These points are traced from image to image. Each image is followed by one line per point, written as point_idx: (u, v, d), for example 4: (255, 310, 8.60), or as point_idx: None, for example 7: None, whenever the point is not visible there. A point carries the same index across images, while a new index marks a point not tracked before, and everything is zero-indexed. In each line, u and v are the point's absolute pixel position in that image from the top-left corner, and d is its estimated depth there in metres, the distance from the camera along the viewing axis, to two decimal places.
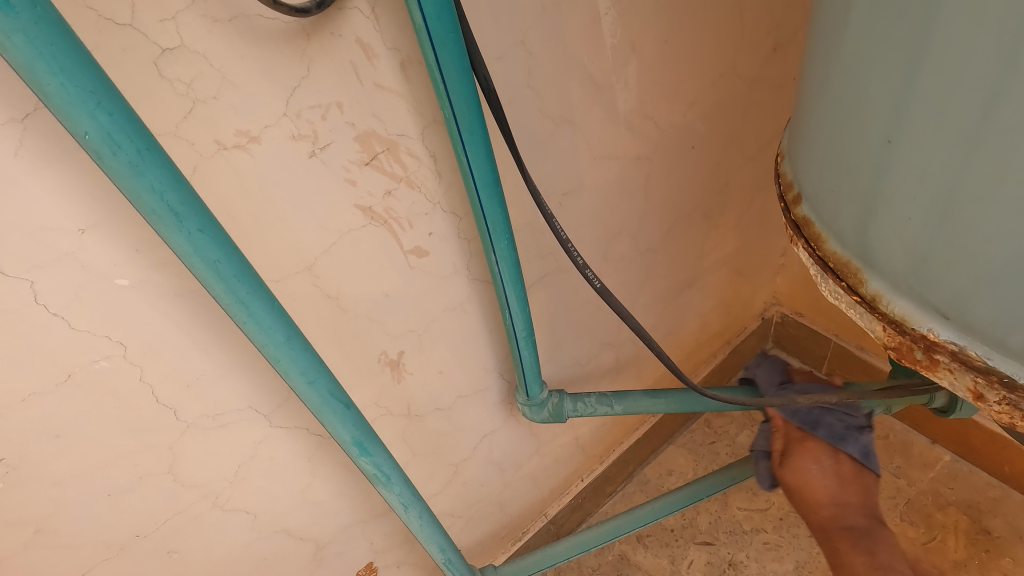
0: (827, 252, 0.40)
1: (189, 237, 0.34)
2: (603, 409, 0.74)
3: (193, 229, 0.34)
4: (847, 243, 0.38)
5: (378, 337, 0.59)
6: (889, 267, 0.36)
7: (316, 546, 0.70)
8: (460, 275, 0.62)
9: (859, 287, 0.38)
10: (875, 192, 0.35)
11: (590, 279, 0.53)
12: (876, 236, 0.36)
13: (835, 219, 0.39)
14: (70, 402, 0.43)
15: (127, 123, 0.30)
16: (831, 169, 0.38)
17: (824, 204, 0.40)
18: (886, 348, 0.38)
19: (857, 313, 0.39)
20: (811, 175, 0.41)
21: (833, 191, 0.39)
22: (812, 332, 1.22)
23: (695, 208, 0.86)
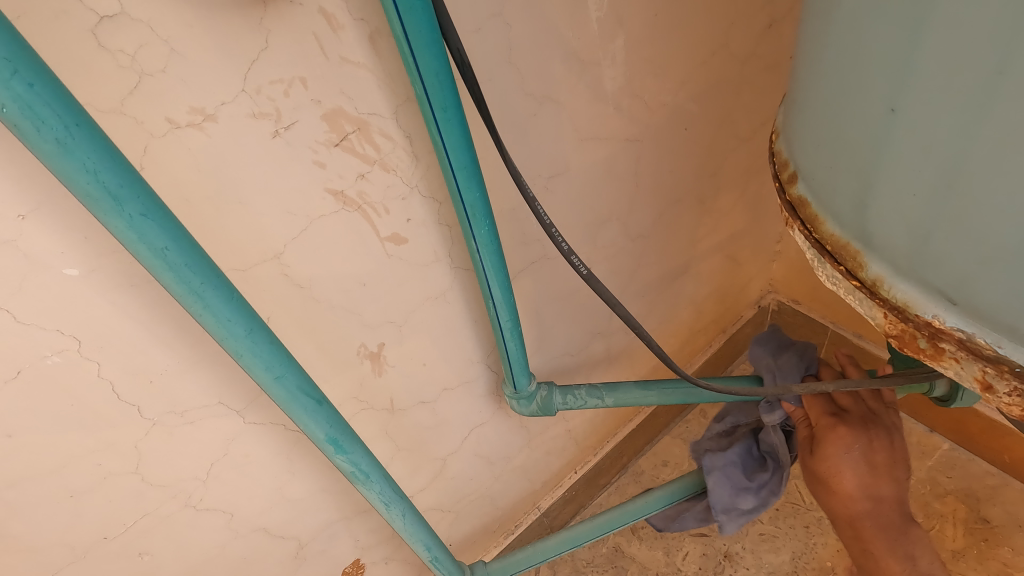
0: (824, 234, 0.37)
1: (131, 223, 0.31)
2: (593, 401, 0.71)
3: (135, 213, 0.31)
4: (845, 224, 0.35)
5: (355, 329, 0.57)
6: (890, 249, 0.33)
7: (298, 545, 0.68)
8: (441, 263, 0.59)
9: (858, 272, 0.36)
10: (875, 169, 0.32)
11: (576, 266, 0.51)
12: (876, 216, 0.33)
13: (832, 199, 0.36)
14: (21, 400, 0.40)
15: (52, 96, 0.27)
16: (828, 145, 0.36)
17: (821, 183, 0.37)
18: (887, 336, 0.35)
19: (857, 299, 0.36)
20: (806, 151, 0.38)
21: (830, 168, 0.36)
22: (808, 320, 1.20)
23: (688, 193, 0.84)
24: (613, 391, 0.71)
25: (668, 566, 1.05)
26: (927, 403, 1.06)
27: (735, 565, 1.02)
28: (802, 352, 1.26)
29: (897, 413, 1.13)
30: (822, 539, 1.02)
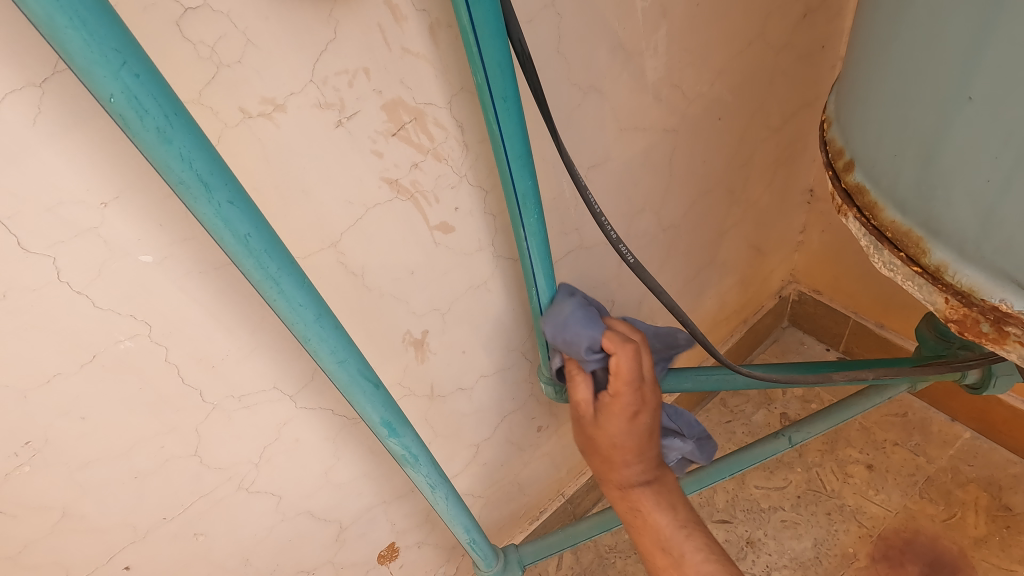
0: (884, 221, 0.38)
1: (220, 210, 0.32)
2: None
3: (223, 201, 0.32)
4: (908, 211, 0.36)
5: (401, 316, 0.58)
6: (956, 236, 0.34)
7: (339, 528, 0.69)
8: (484, 251, 0.60)
9: (921, 258, 0.36)
10: (943, 157, 0.33)
11: (624, 254, 0.51)
12: (942, 204, 0.34)
13: (893, 186, 0.37)
14: (95, 384, 0.41)
15: (153, 85, 0.28)
16: (892, 133, 0.36)
17: (881, 171, 0.38)
18: (949, 321, 0.36)
19: (917, 284, 0.37)
20: (865, 139, 0.39)
21: (892, 156, 0.37)
22: (829, 310, 1.20)
23: (718, 183, 0.84)
24: None
25: None
26: (949, 392, 1.07)
27: (758, 552, 1.03)
28: (822, 342, 1.27)
29: (918, 402, 1.13)
30: (845, 526, 1.02)
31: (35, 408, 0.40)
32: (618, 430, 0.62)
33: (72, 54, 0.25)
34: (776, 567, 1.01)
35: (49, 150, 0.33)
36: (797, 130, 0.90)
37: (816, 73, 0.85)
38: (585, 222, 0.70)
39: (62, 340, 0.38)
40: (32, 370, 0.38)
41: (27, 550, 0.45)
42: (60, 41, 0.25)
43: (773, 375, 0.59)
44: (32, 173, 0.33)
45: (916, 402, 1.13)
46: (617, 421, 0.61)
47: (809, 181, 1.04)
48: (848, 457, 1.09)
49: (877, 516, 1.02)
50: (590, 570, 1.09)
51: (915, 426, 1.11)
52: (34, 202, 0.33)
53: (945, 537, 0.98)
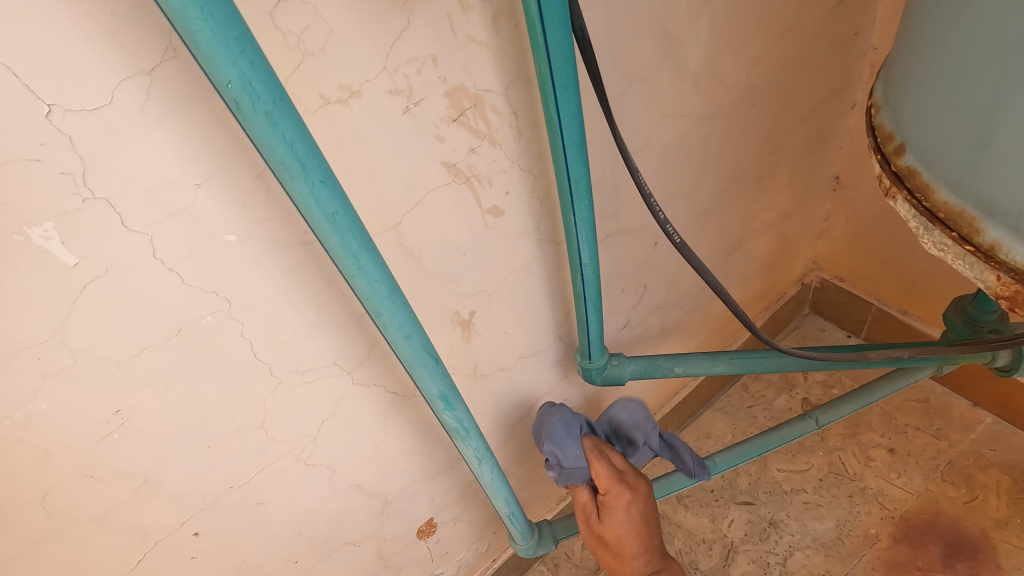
0: (936, 201, 0.40)
1: (313, 189, 0.34)
2: (664, 370, 0.74)
3: (316, 180, 0.34)
4: (961, 192, 0.38)
5: (452, 297, 0.60)
6: (1010, 215, 0.36)
7: (384, 502, 0.72)
8: (530, 235, 0.62)
9: (973, 237, 0.38)
10: (1000, 140, 0.35)
11: (671, 236, 0.53)
12: (997, 184, 0.36)
13: (946, 168, 0.39)
14: (178, 356, 0.44)
15: (265, 72, 0.30)
16: (947, 117, 0.38)
17: (934, 153, 0.39)
18: (999, 297, 0.38)
19: (968, 262, 0.39)
20: (917, 123, 0.40)
21: (946, 139, 0.38)
22: (852, 297, 1.21)
23: (749, 170, 0.85)
24: (683, 361, 0.74)
25: (714, 532, 1.08)
26: (972, 377, 1.08)
27: (780, 532, 1.05)
28: (843, 329, 1.28)
29: (939, 388, 1.15)
30: (866, 508, 1.04)
31: (126, 377, 0.42)
32: (623, 527, 0.72)
33: (199, 42, 0.27)
34: (799, 547, 1.03)
35: (153, 134, 0.35)
36: (827, 117, 0.91)
37: (847, 60, 0.86)
38: (623, 208, 0.71)
39: (152, 314, 0.41)
40: (125, 341, 0.41)
41: (111, 513, 0.48)
42: (189, 30, 0.27)
43: (813, 356, 0.61)
44: (136, 157, 0.35)
45: (938, 387, 1.15)
46: (617, 517, 0.72)
47: (835, 168, 1.05)
48: (870, 442, 1.11)
49: (899, 499, 1.04)
50: None
51: (937, 411, 1.12)
52: (137, 183, 0.36)
53: (967, 519, 1.00)
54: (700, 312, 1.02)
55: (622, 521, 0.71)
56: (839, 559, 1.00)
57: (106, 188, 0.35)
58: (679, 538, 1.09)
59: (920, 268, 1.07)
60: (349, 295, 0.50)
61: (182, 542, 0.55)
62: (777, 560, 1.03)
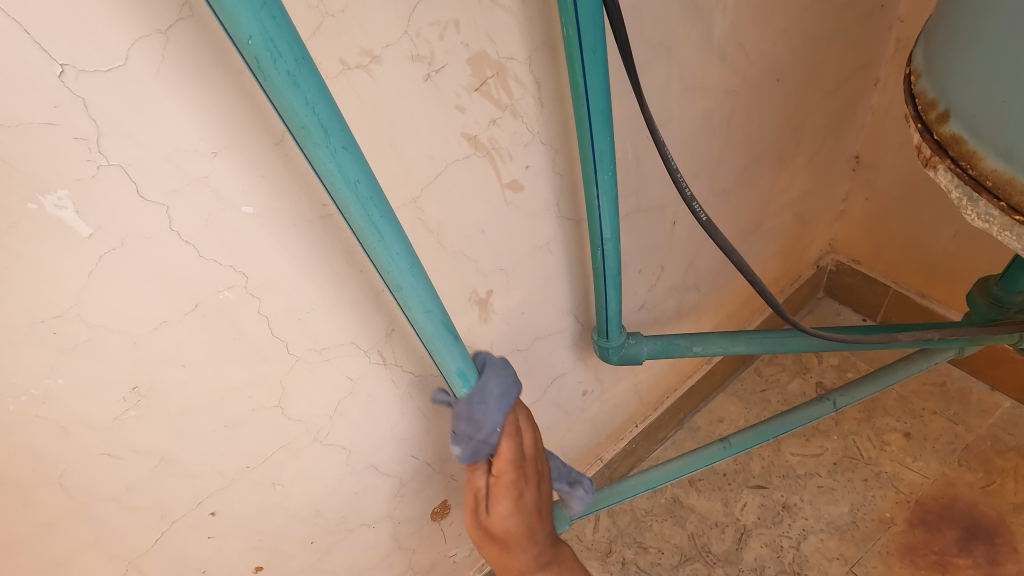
0: (983, 171, 0.38)
1: (335, 155, 0.33)
2: (681, 350, 0.73)
3: (338, 146, 0.33)
4: (1012, 160, 0.36)
5: (470, 275, 0.59)
6: None
7: (399, 483, 0.72)
8: (549, 211, 0.60)
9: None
10: None
11: (697, 213, 0.52)
12: None
13: (995, 135, 0.37)
14: (196, 332, 0.43)
15: (287, 29, 0.28)
16: (997, 81, 0.36)
17: (982, 120, 0.38)
18: None
19: (1016, 234, 0.38)
20: (964, 88, 0.39)
21: (996, 104, 0.36)
22: (868, 280, 1.19)
23: (770, 148, 0.83)
24: (701, 341, 0.73)
25: (727, 516, 1.08)
26: (991, 361, 1.07)
27: (794, 516, 1.05)
28: (859, 313, 1.25)
29: (957, 371, 1.13)
30: (881, 492, 1.03)
31: (144, 353, 0.41)
32: (507, 519, 0.58)
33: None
34: (813, 531, 1.03)
35: (170, 98, 0.33)
36: (849, 93, 0.89)
37: (872, 33, 0.83)
38: (642, 185, 0.70)
39: (169, 288, 0.40)
40: (143, 316, 0.40)
41: (129, 492, 0.48)
42: None
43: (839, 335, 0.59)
44: (153, 122, 0.34)
45: (955, 371, 1.13)
46: (504, 502, 0.58)
47: (855, 148, 1.03)
48: (885, 426, 1.10)
49: (915, 483, 1.03)
50: (627, 532, 1.11)
51: (954, 395, 1.11)
52: (153, 150, 0.34)
53: (984, 504, 0.99)
54: (716, 295, 1.01)
55: (511, 506, 0.58)
56: (854, 542, 1.00)
57: (122, 155, 0.34)
58: (692, 521, 1.09)
59: (940, 250, 1.05)
60: (368, 271, 0.49)
61: (200, 522, 0.54)
62: (791, 543, 1.02)
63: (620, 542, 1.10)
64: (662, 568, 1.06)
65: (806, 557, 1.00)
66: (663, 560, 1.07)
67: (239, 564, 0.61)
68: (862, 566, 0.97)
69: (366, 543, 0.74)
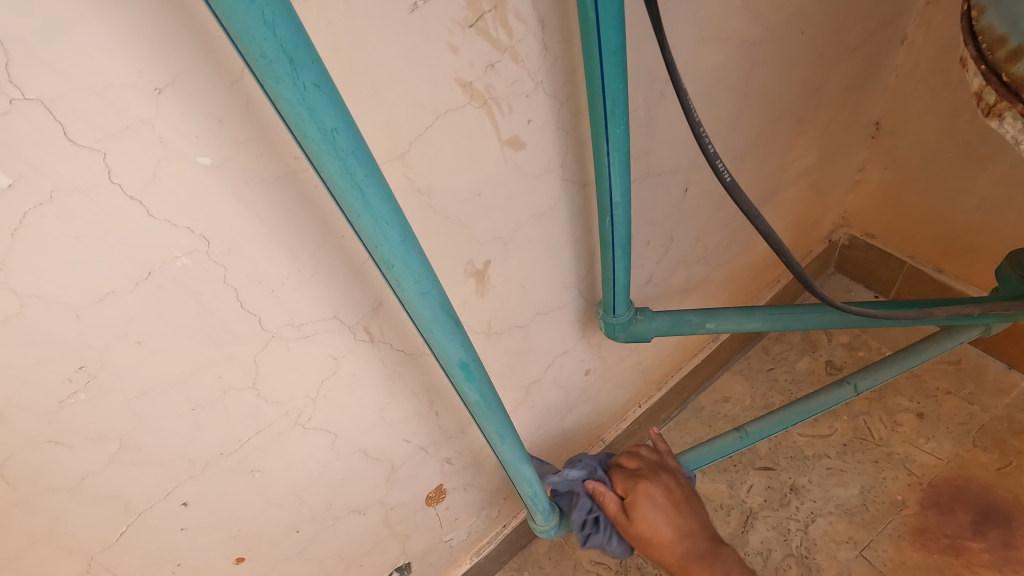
0: None
1: (304, 95, 0.27)
2: (692, 327, 0.67)
3: (309, 83, 0.27)
4: None
5: (465, 244, 0.53)
6: None
7: (391, 468, 0.67)
8: (553, 173, 0.55)
9: None
10: None
11: (719, 171, 0.46)
12: None
13: None
14: (150, 304, 0.38)
15: None
16: None
17: None
18: None
19: None
20: None
21: None
22: (882, 255, 1.14)
23: (789, 109, 0.77)
24: (714, 317, 0.67)
25: (732, 498, 1.04)
26: (1009, 338, 1.02)
27: (802, 498, 1.01)
28: (870, 290, 1.20)
29: (972, 349, 1.09)
30: (893, 474, 1.00)
31: (88, 328, 0.36)
32: None
33: None
34: (821, 513, 0.99)
35: (97, 17, 0.27)
36: (874, 51, 0.83)
37: None
38: (654, 146, 0.64)
39: (114, 252, 0.34)
40: (84, 285, 0.34)
41: (84, 482, 0.43)
42: None
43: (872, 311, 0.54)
44: (80, 47, 0.28)
45: (970, 349, 1.09)
46: None
47: (876, 113, 0.97)
48: (897, 406, 1.06)
49: (927, 465, 0.99)
50: None
51: (969, 374, 1.07)
52: (80, 83, 0.29)
53: (999, 486, 0.95)
54: (725, 269, 0.95)
55: None
56: (864, 526, 0.96)
57: (42, 87, 0.28)
58: None
59: (962, 222, 0.99)
60: (350, 238, 0.43)
61: (170, 513, 0.50)
62: (798, 526, 0.99)
63: None
64: None
65: (814, 540, 0.97)
66: None
67: (216, 556, 0.57)
68: (872, 550, 0.94)
69: (356, 529, 0.70)
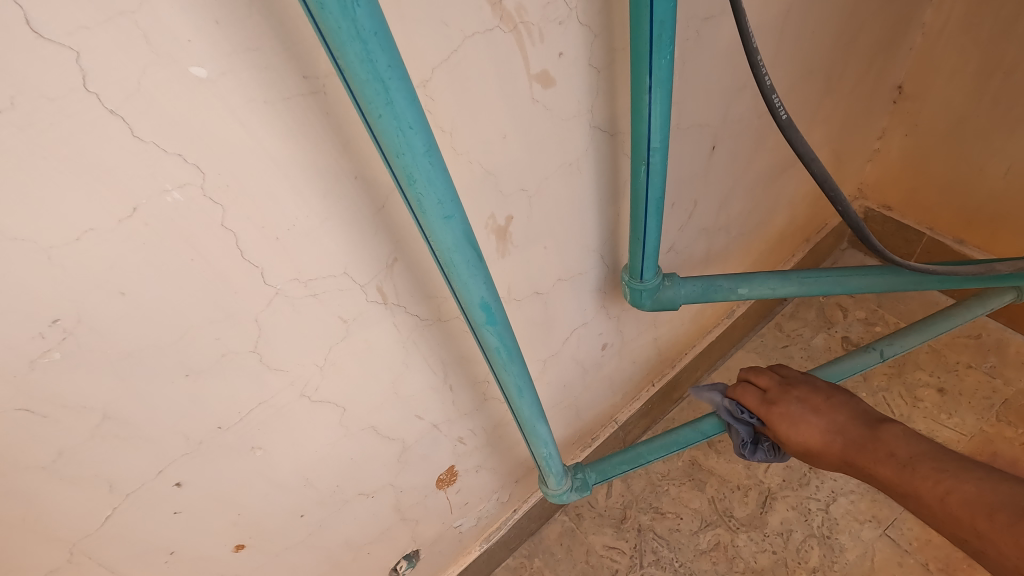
0: None
1: None
2: (724, 291, 0.63)
3: None
4: None
5: (488, 196, 0.48)
6: None
7: (402, 448, 0.62)
8: (582, 118, 0.50)
9: None
10: None
11: (776, 108, 0.42)
12: None
13: None
14: (135, 247, 0.32)
15: None
16: None
17: None
18: None
19: None
20: None
21: None
22: (899, 227, 1.11)
23: (820, 64, 0.73)
24: (747, 281, 0.63)
25: (750, 478, 1.01)
26: None
27: (822, 477, 0.98)
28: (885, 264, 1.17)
29: (992, 323, 1.06)
30: None
31: (61, 274, 0.31)
32: None
33: None
34: (843, 492, 0.96)
35: None
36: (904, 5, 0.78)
37: None
38: (685, 97, 0.59)
39: (91, 180, 0.29)
40: (56, 220, 0.29)
41: (62, 460, 0.37)
42: None
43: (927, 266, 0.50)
44: None
45: (990, 323, 1.06)
46: None
47: (899, 76, 0.93)
48: (917, 381, 1.03)
49: (950, 441, 0.96)
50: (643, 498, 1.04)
51: (990, 348, 1.04)
52: None
53: None
54: (745, 240, 0.91)
55: None
56: (887, 504, 0.93)
57: None
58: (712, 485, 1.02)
59: (986, 189, 0.96)
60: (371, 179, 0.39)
61: (162, 495, 0.44)
62: (819, 506, 0.96)
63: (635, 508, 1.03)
64: (681, 535, 0.99)
65: (835, 520, 0.94)
66: (682, 526, 1.00)
67: (214, 544, 0.52)
68: (897, 528, 0.91)
69: (365, 514, 0.66)
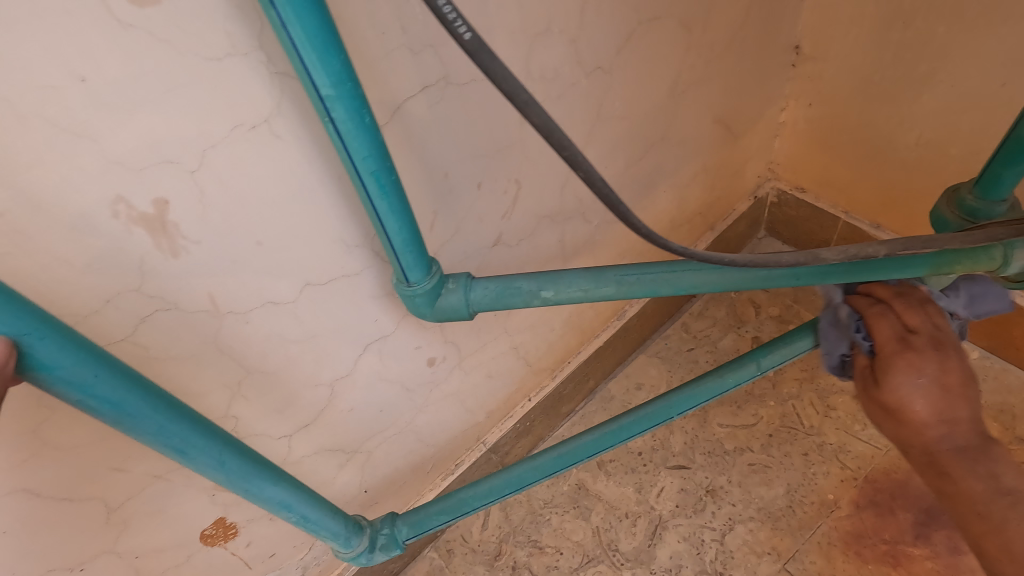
0: None
1: None
2: (524, 294, 0.49)
3: None
4: None
5: (97, 173, 0.33)
6: None
7: (107, 507, 0.48)
8: (248, 59, 0.35)
9: None
10: None
11: (447, 20, 0.27)
12: None
13: None
14: None
15: None
16: None
17: None
18: None
19: None
20: None
21: None
22: (814, 212, 0.97)
23: (668, 8, 0.58)
24: (553, 281, 0.49)
25: (640, 505, 0.88)
26: None
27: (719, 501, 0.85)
28: None
29: None
30: (824, 468, 0.84)
31: None
32: None
33: None
34: (741, 519, 0.83)
35: None
36: None
37: None
38: (452, 36, 0.44)
39: None
40: None
41: None
42: None
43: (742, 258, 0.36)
44: None
45: None
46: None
47: (794, 33, 0.79)
48: (831, 387, 0.90)
49: (863, 456, 0.84)
50: (521, 529, 0.90)
51: None
52: None
53: None
54: (618, 230, 0.77)
55: None
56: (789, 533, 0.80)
57: None
58: (598, 513, 0.89)
59: (901, 164, 0.82)
60: None
61: None
62: (713, 536, 0.83)
63: (512, 541, 0.90)
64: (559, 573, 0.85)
65: (731, 553, 0.81)
66: (560, 562, 0.86)
67: None
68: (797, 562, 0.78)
69: None
